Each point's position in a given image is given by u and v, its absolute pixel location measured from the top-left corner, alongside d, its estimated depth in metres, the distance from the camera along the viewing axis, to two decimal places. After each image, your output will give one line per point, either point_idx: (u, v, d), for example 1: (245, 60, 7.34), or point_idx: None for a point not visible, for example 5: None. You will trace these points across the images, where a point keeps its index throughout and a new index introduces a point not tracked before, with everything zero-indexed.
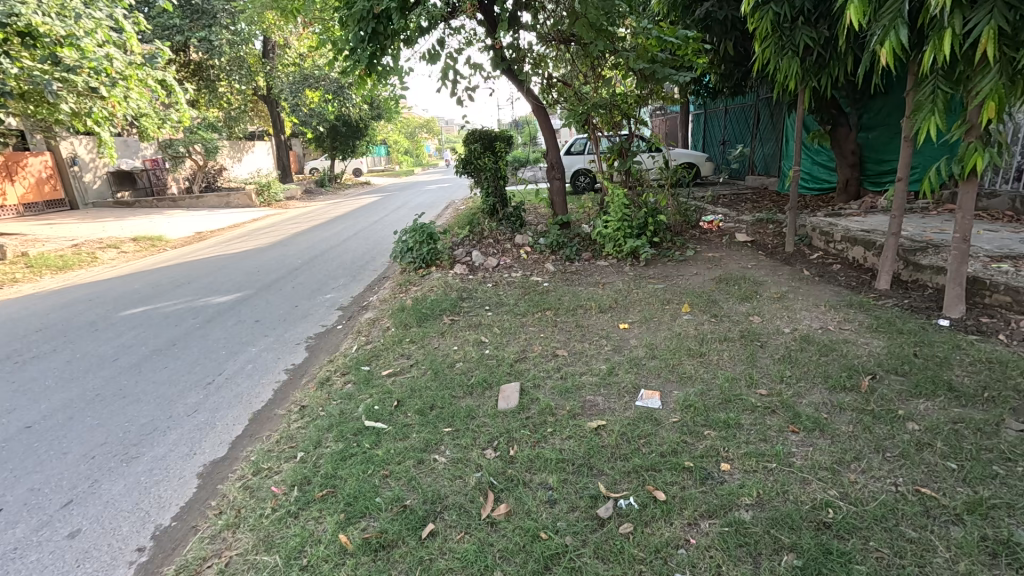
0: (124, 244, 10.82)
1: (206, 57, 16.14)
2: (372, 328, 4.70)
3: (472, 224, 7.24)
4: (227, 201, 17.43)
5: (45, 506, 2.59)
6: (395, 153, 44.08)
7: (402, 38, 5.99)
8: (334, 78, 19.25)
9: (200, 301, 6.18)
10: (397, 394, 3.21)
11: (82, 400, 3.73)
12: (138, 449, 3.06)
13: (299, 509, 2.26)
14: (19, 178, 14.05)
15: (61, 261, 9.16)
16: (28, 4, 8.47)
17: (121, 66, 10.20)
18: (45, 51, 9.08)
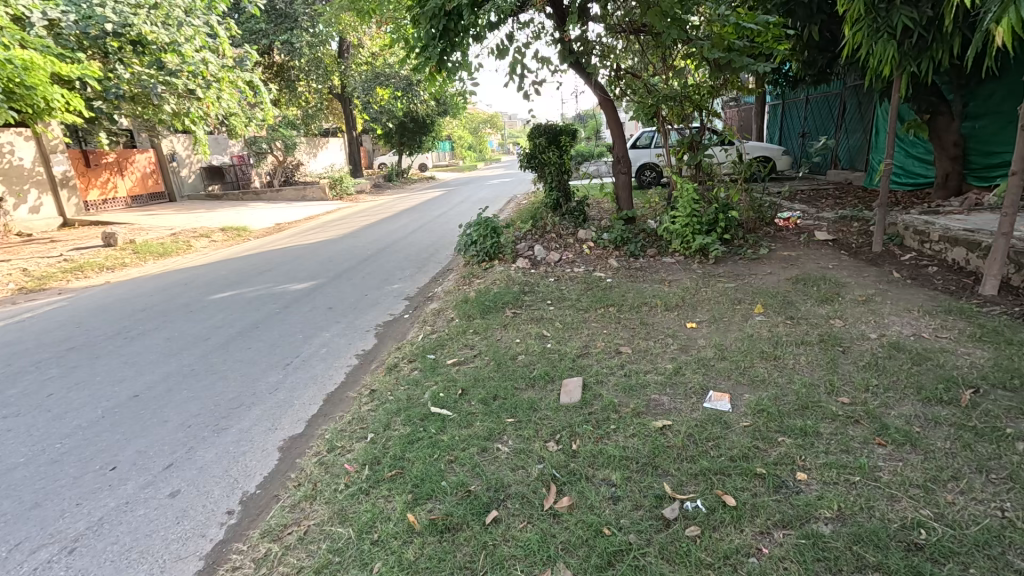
0: (214, 234, 11.76)
1: (287, 57, 17.21)
2: (436, 318, 4.84)
3: (535, 219, 7.25)
4: (303, 194, 18.50)
5: (149, 467, 2.88)
6: (459, 148, 44.99)
7: (472, 34, 6.08)
8: (404, 76, 19.89)
9: (279, 288, 6.62)
10: (461, 383, 3.29)
11: (179, 375, 4.10)
12: (227, 421, 3.34)
13: (370, 487, 2.37)
14: (127, 172, 15.53)
15: (161, 248, 10.10)
16: (140, 16, 9.55)
17: (215, 69, 11.09)
18: (152, 57, 10.13)
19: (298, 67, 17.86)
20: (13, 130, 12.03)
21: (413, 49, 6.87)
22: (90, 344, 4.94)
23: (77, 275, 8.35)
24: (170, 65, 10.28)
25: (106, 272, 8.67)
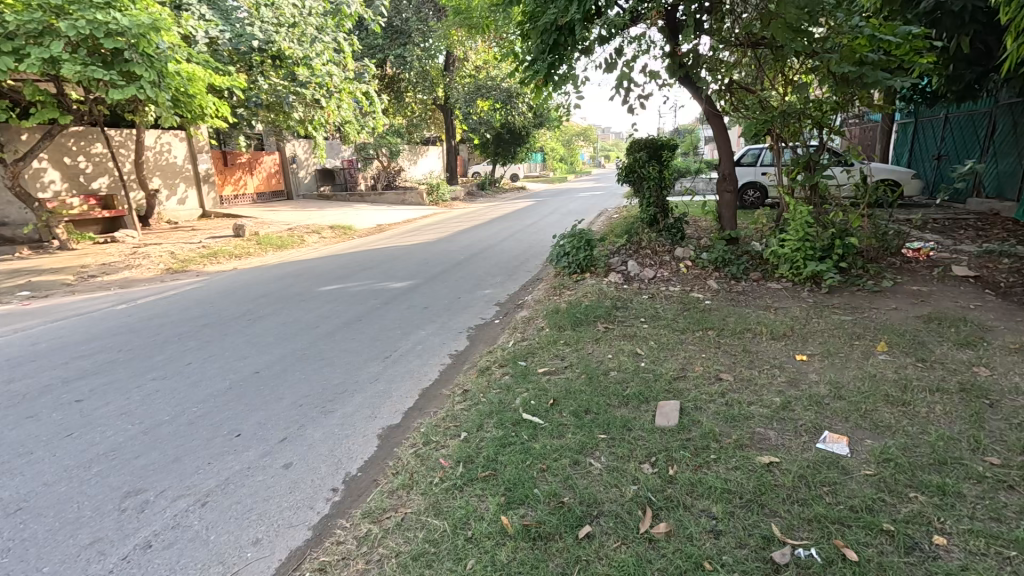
0: (324, 231, 12.80)
1: (398, 70, 18.43)
2: (527, 326, 4.90)
3: (630, 233, 7.12)
4: (403, 198, 19.60)
5: (267, 438, 3.18)
6: (551, 160, 45.46)
7: (581, 48, 6.12)
8: (505, 88, 20.48)
9: (380, 285, 7.04)
10: (553, 393, 3.29)
11: (292, 357, 4.49)
12: (333, 404, 3.60)
13: (464, 484, 2.45)
14: (255, 171, 17.31)
15: (280, 241, 11.17)
16: (281, 34, 10.82)
17: (338, 81, 12.13)
18: (287, 70, 11.33)
19: (407, 79, 19.04)
20: (172, 132, 13.91)
21: (521, 62, 7.04)
22: (221, 322, 5.56)
23: (211, 260, 9.46)
24: (301, 77, 11.40)
25: (235, 260, 9.73)
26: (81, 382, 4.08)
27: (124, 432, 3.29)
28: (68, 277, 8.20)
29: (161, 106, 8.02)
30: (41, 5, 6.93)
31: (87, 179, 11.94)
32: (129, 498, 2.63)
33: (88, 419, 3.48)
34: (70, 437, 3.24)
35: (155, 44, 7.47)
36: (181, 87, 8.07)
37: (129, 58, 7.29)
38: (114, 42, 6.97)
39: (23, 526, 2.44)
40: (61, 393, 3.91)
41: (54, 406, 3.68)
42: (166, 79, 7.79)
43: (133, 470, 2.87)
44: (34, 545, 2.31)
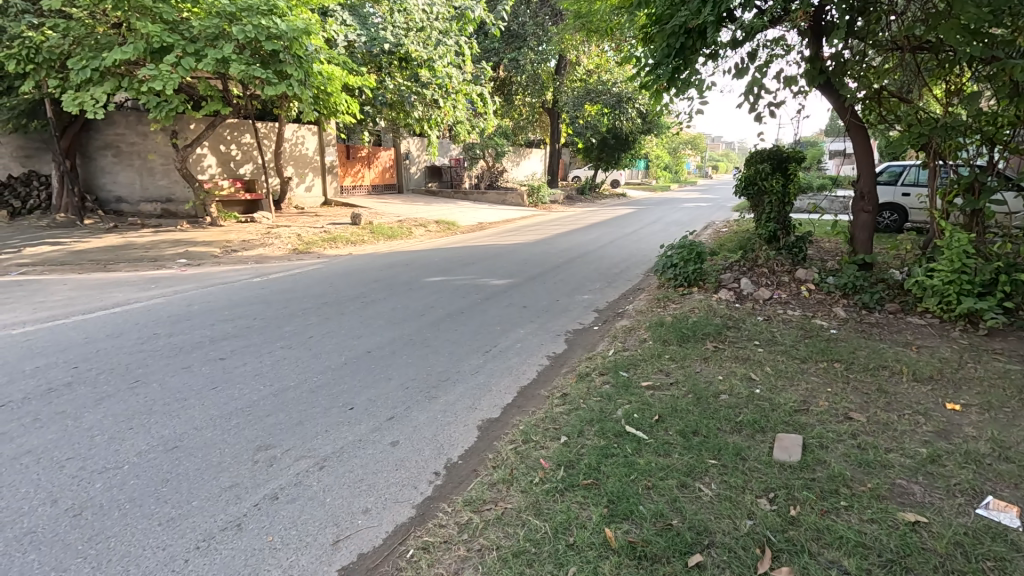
0: (430, 224, 13.45)
1: (510, 73, 18.87)
2: (629, 336, 4.77)
3: (745, 249, 6.66)
4: (504, 198, 20.02)
5: (378, 414, 3.39)
6: (654, 168, 44.26)
7: (710, 52, 5.82)
8: (615, 92, 20.19)
9: (481, 280, 7.24)
10: (658, 409, 3.16)
11: (400, 342, 4.75)
12: (437, 391, 3.75)
13: (565, 489, 2.43)
14: (373, 165, 18.57)
15: (390, 231, 11.90)
16: (409, 37, 11.49)
17: (456, 83, 12.69)
18: (412, 71, 12.04)
19: (518, 82, 19.45)
20: (307, 126, 15.37)
21: (642, 66, 6.85)
22: (338, 302, 6.03)
23: (331, 245, 10.32)
24: (423, 78, 12.08)
25: (350, 246, 10.53)
26: (225, 343, 4.63)
27: (257, 391, 3.67)
28: (216, 249, 9.36)
29: (303, 102, 8.92)
30: (219, 12, 7.99)
31: (236, 165, 13.55)
32: (261, 452, 2.92)
33: (230, 375, 3.93)
34: (215, 390, 3.68)
35: (304, 46, 8.32)
36: (321, 86, 8.90)
37: (283, 59, 8.18)
38: (273, 44, 7.89)
39: (178, 462, 2.80)
40: (209, 350, 4.46)
41: (203, 361, 4.20)
42: (310, 78, 8.65)
43: (264, 427, 3.20)
44: (186, 480, 2.65)
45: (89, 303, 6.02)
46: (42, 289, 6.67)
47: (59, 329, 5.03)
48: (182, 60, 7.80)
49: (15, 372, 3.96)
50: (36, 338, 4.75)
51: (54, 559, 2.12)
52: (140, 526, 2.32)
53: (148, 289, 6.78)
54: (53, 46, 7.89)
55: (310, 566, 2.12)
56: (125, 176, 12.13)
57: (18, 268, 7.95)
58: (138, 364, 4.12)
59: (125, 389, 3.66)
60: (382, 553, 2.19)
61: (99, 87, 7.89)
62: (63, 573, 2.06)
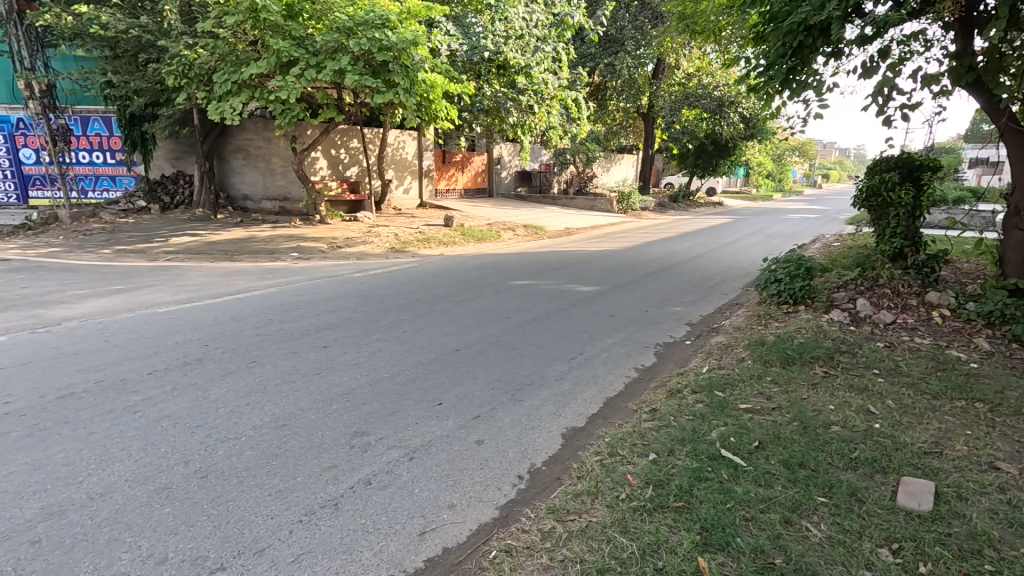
0: (518, 228, 13.62)
1: (606, 78, 18.66)
2: (725, 353, 4.49)
3: (863, 267, 6.00)
4: (593, 205, 19.79)
5: (464, 412, 3.45)
6: (756, 176, 41.51)
7: (833, 50, 5.32)
8: (716, 96, 19.25)
9: (567, 286, 7.19)
10: (758, 435, 2.93)
11: (487, 342, 4.84)
12: (522, 394, 3.76)
13: (654, 509, 2.34)
14: (466, 169, 19.10)
15: (480, 234, 12.20)
16: (508, 45, 11.73)
17: (552, 88, 12.80)
18: (509, 78, 12.27)
19: (614, 87, 19.17)
20: (408, 132, 16.22)
21: (752, 66, 6.43)
22: (429, 300, 6.28)
23: (425, 245, 10.79)
24: (519, 85, 12.28)
25: (443, 247, 10.96)
26: (328, 332, 5.00)
27: (355, 380, 3.92)
28: (323, 245, 10.16)
29: (408, 109, 9.46)
30: (339, 28, 8.67)
31: (344, 168, 14.63)
32: (357, 437, 3.10)
33: (332, 363, 4.23)
34: (319, 375, 3.98)
35: (412, 56, 8.82)
36: (424, 93, 9.36)
37: (392, 69, 8.74)
38: (384, 54, 8.45)
39: (286, 439, 3.05)
40: (314, 337, 4.83)
41: (310, 348, 4.56)
42: (415, 86, 9.18)
43: (360, 414, 3.39)
44: (292, 457, 2.88)
45: (217, 290, 6.77)
46: (181, 275, 7.60)
47: (193, 310, 5.72)
48: (305, 71, 8.56)
49: (159, 345, 4.55)
50: (176, 317, 5.43)
51: (183, 514, 2.39)
52: (255, 494, 2.55)
53: (266, 279, 7.50)
54: (203, 63, 8.97)
55: (398, 553, 2.20)
56: (251, 177, 13.56)
57: (165, 255, 9.18)
58: (256, 346, 4.57)
59: (244, 368, 4.07)
60: (466, 550, 2.23)
61: (236, 97, 8.85)
62: (191, 527, 2.31)
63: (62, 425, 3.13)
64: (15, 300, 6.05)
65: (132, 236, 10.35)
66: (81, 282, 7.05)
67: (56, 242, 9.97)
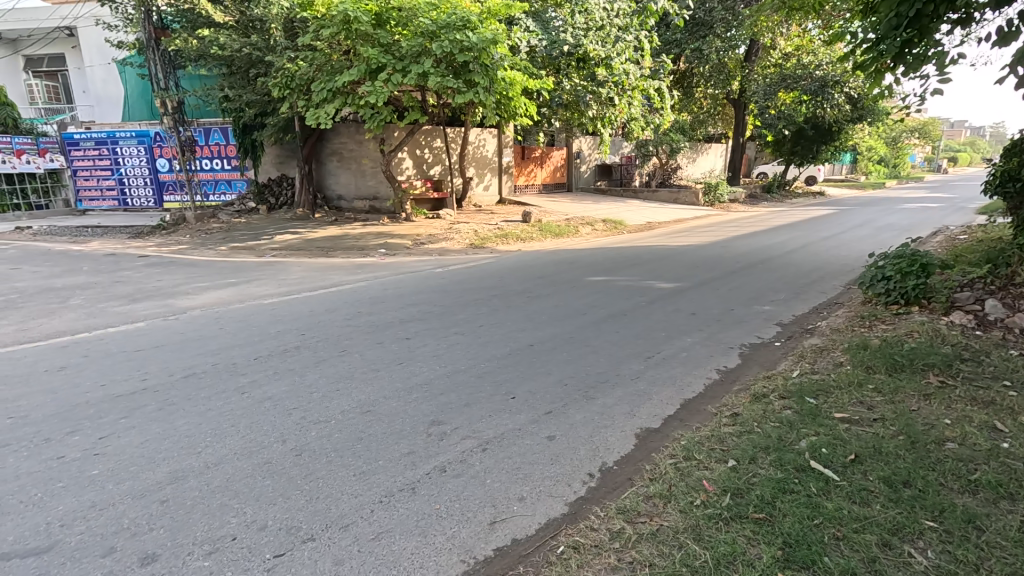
0: (596, 223, 13.40)
1: (693, 64, 17.80)
2: (819, 357, 4.15)
3: (995, 264, 5.24)
4: (676, 197, 19.03)
5: (536, 407, 3.49)
6: (866, 162, 37.53)
7: (959, 17, 4.68)
8: (818, 76, 17.61)
9: (646, 283, 6.98)
10: (854, 447, 2.68)
11: (561, 338, 4.84)
12: (595, 392, 3.72)
13: (732, 519, 2.23)
14: (545, 165, 19.11)
15: (558, 229, 12.18)
16: (588, 37, 11.54)
17: (633, 79, 12.47)
18: (589, 70, 12.08)
19: (701, 73, 18.23)
20: (488, 130, 16.51)
21: (858, 41, 5.82)
22: (506, 295, 6.38)
23: (503, 241, 10.98)
24: (600, 77, 12.06)
25: (521, 243, 11.08)
26: (410, 325, 5.26)
27: (433, 371, 4.10)
28: (408, 242, 10.67)
29: (487, 108, 9.62)
30: (423, 32, 9.02)
31: (427, 167, 15.22)
32: (434, 426, 3.25)
33: (413, 354, 4.45)
34: (401, 365, 4.21)
35: (491, 55, 8.99)
36: (503, 91, 9.51)
37: (472, 69, 8.97)
38: (465, 55, 8.69)
39: (369, 424, 3.27)
40: (397, 329, 5.11)
41: (394, 339, 4.83)
42: (494, 85, 9.32)
43: (437, 404, 3.54)
44: (375, 441, 3.07)
45: (313, 283, 7.36)
46: (284, 270, 8.35)
47: (293, 302, 6.27)
48: (391, 76, 8.99)
49: (264, 334, 5.04)
50: (279, 308, 5.99)
51: (281, 486, 2.65)
52: (341, 474, 2.76)
53: (357, 273, 8.03)
54: (303, 74, 9.74)
55: (469, 540, 2.28)
56: (344, 178, 14.52)
57: (272, 251, 10.12)
58: (346, 336, 4.92)
59: (336, 356, 4.40)
60: (534, 542, 2.26)
61: (331, 104, 9.52)
62: (286, 499, 2.55)
63: (186, 402, 3.58)
64: (151, 291, 6.98)
65: (244, 235, 11.53)
66: (202, 275, 7.97)
67: (184, 240, 11.34)
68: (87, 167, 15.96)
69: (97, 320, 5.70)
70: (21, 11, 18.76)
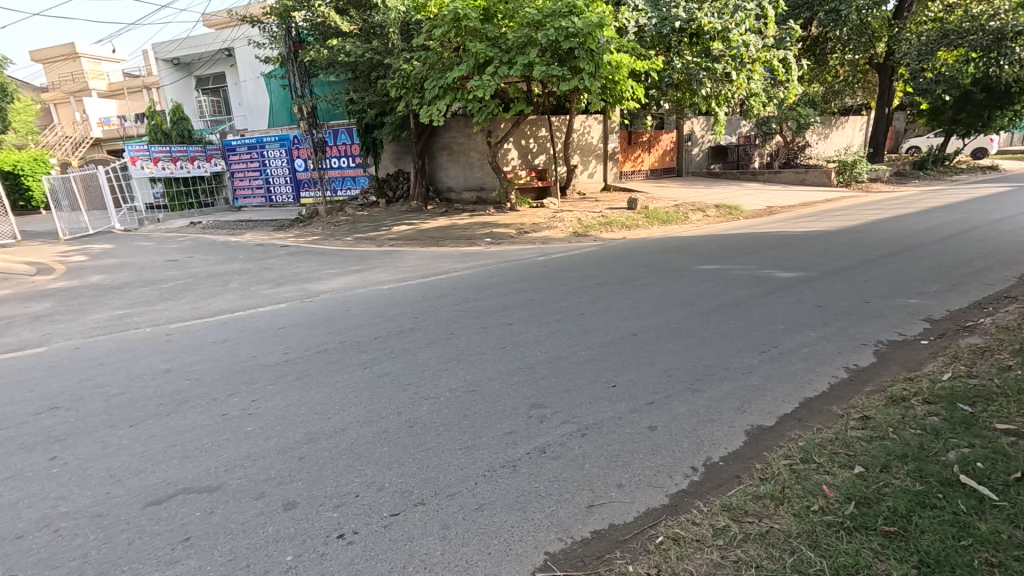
0: (708, 209, 12.60)
1: (827, 28, 15.87)
2: (978, 358, 3.55)
3: None
4: (802, 178, 17.24)
5: (638, 397, 3.42)
6: None
7: None
8: (992, 28, 14.55)
9: (763, 272, 6.45)
10: (1020, 465, 2.28)
11: (667, 329, 4.67)
12: (701, 384, 3.55)
13: (856, 529, 2.02)
14: (653, 149, 18.32)
15: (666, 216, 11.65)
16: (703, 9, 10.79)
17: (754, 51, 11.45)
18: (703, 46, 11.32)
19: (836, 37, 16.20)
20: (594, 116, 16.20)
21: None
22: (609, 283, 6.29)
23: (607, 228, 10.77)
24: (716, 52, 11.21)
25: (626, 230, 10.79)
26: (513, 311, 5.41)
27: (535, 356, 4.20)
28: (513, 231, 10.91)
29: (592, 93, 9.43)
30: (528, 22, 9.11)
31: (532, 157, 15.37)
32: (535, 409, 3.34)
33: (515, 339, 4.59)
34: (504, 348, 4.37)
35: (598, 39, 8.85)
36: (610, 76, 9.29)
37: (578, 55, 8.92)
38: (570, 42, 8.68)
39: (474, 403, 3.45)
40: (501, 315, 5.28)
41: (498, 324, 5.01)
42: (600, 70, 9.12)
43: (538, 387, 3.63)
44: (478, 420, 3.24)
45: (425, 271, 7.84)
46: (399, 259, 8.99)
47: (407, 288, 6.75)
48: (499, 69, 9.24)
49: (382, 316, 5.51)
50: (394, 293, 6.49)
51: (397, 453, 2.92)
52: (449, 447, 2.95)
53: (464, 262, 8.40)
54: (418, 73, 10.30)
55: (566, 520, 2.33)
56: (454, 171, 15.19)
57: (389, 241, 10.94)
58: (454, 320, 5.21)
59: (445, 338, 4.69)
60: (632, 529, 2.25)
61: (442, 100, 9.98)
62: (402, 465, 2.81)
63: (318, 374, 4.05)
64: (291, 277, 7.92)
65: (366, 227, 12.60)
66: (331, 264, 8.85)
67: (316, 232, 12.68)
68: (242, 170, 18.44)
69: (249, 301, 6.62)
70: (194, 38, 22.08)
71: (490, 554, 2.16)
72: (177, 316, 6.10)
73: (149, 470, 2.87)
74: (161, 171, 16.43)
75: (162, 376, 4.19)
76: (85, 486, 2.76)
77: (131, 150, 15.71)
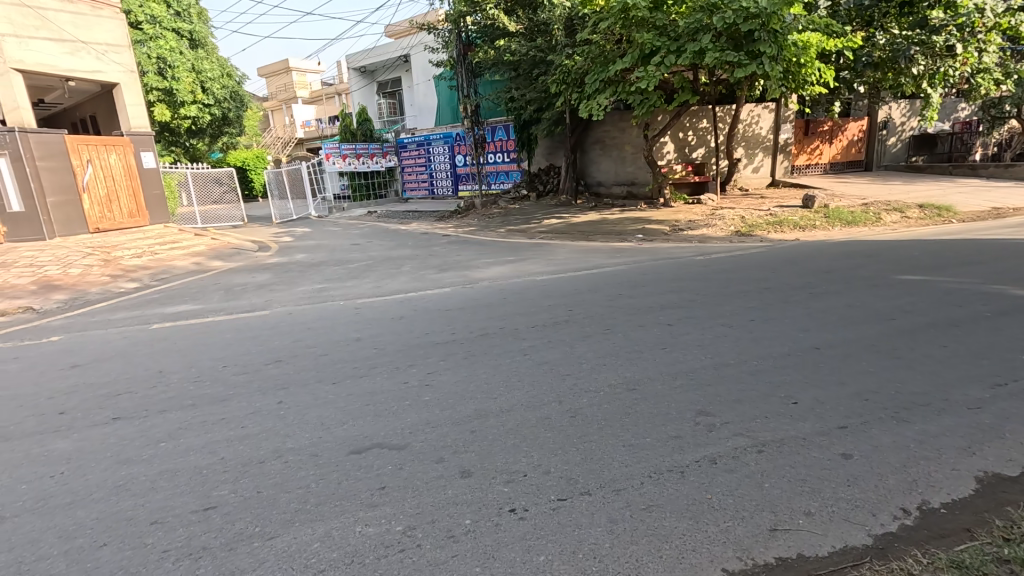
0: (909, 209, 10.66)
1: None
2: None
3: None
4: None
5: (827, 419, 3.04)
6: None
7: None
8: None
9: (993, 287, 5.26)
10: None
11: (860, 345, 4.07)
12: (910, 414, 3.03)
13: None
14: (836, 139, 16.06)
15: (852, 216, 10.15)
16: None
17: (992, 17, 9.30)
18: (917, 17, 9.79)
19: None
20: (764, 105, 14.74)
21: None
22: (782, 289, 5.68)
23: (777, 229, 9.71)
24: (933, 22, 9.40)
25: (799, 231, 9.63)
26: (672, 310, 5.18)
27: (699, 360, 3.98)
28: (666, 228, 10.44)
29: (772, 80, 8.58)
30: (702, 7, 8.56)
31: (690, 150, 14.51)
32: (702, 416, 3.16)
33: (676, 340, 4.39)
34: (664, 349, 4.21)
35: (783, 18, 8.07)
36: (793, 59, 8.38)
37: (758, 37, 8.22)
38: (751, 24, 8.00)
39: (636, 401, 3.38)
40: (659, 314, 5.10)
41: (657, 323, 4.84)
42: (783, 52, 8.26)
43: (705, 394, 3.44)
44: (641, 419, 3.17)
45: (576, 264, 7.90)
46: (550, 252, 9.16)
47: (560, 281, 6.87)
48: (665, 58, 8.86)
49: (538, 306, 5.70)
50: (548, 285, 6.65)
51: (561, 440, 2.98)
52: (612, 442, 2.94)
53: (616, 257, 8.27)
54: (579, 67, 10.38)
55: (745, 539, 2.18)
56: (606, 165, 14.99)
57: (540, 234, 11.24)
58: (609, 315, 5.17)
59: (601, 333, 4.68)
60: (827, 565, 2.02)
61: (602, 94, 9.92)
62: (565, 452, 2.87)
63: (481, 355, 4.33)
64: (453, 264, 8.57)
65: (518, 219, 13.11)
66: (488, 253, 9.38)
67: (473, 223, 13.54)
68: (411, 165, 20.40)
69: (419, 283, 7.32)
70: (380, 48, 24.90)
71: (661, 557, 2.11)
72: (362, 293, 7.00)
73: (350, 423, 3.34)
74: (346, 167, 18.76)
75: (354, 344, 4.84)
76: (305, 429, 3.32)
77: (325, 150, 18.15)
